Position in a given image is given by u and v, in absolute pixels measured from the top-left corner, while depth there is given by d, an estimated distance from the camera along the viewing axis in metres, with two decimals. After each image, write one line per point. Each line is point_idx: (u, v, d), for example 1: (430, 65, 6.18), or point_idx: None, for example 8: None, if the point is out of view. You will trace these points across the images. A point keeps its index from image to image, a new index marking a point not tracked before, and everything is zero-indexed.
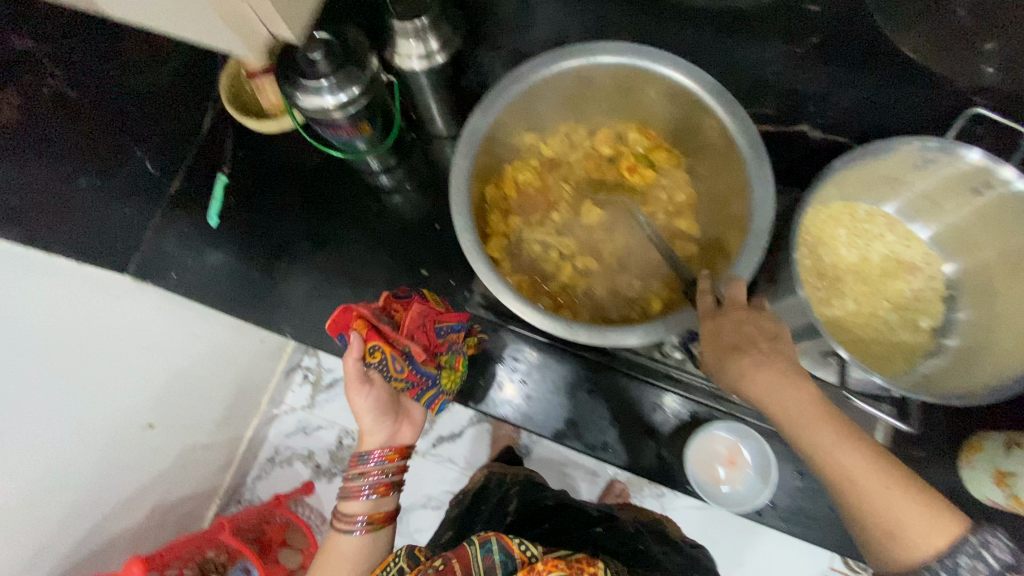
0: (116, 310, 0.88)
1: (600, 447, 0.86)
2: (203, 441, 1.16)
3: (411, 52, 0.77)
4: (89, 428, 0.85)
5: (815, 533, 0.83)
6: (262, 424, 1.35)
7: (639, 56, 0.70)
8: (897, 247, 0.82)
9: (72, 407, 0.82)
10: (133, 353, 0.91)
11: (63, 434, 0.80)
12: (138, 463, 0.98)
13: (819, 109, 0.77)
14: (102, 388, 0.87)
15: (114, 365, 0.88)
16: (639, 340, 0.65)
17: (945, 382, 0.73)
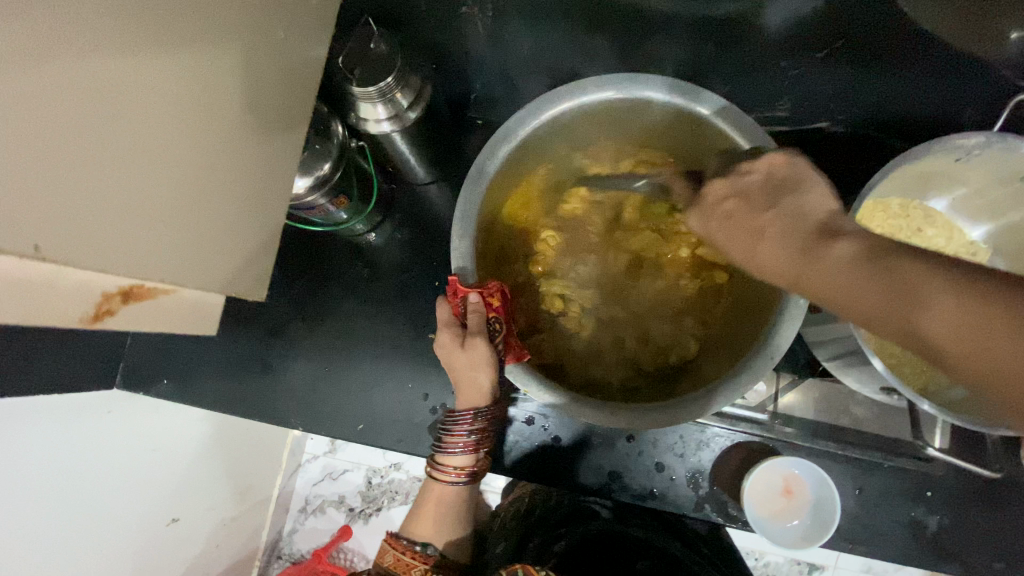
0: (107, 423, 0.77)
1: (648, 495, 0.81)
2: (236, 520, 0.98)
3: (379, 116, 0.68)
4: (104, 544, 0.71)
5: (882, 550, 0.79)
6: (287, 478, 1.09)
7: (639, 86, 0.61)
8: (939, 241, 0.75)
9: (82, 526, 0.69)
10: (143, 459, 0.79)
11: (75, 559, 0.67)
12: (167, 565, 0.83)
13: (838, 107, 0.71)
14: (114, 496, 0.74)
15: (116, 471, 0.74)
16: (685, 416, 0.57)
17: None
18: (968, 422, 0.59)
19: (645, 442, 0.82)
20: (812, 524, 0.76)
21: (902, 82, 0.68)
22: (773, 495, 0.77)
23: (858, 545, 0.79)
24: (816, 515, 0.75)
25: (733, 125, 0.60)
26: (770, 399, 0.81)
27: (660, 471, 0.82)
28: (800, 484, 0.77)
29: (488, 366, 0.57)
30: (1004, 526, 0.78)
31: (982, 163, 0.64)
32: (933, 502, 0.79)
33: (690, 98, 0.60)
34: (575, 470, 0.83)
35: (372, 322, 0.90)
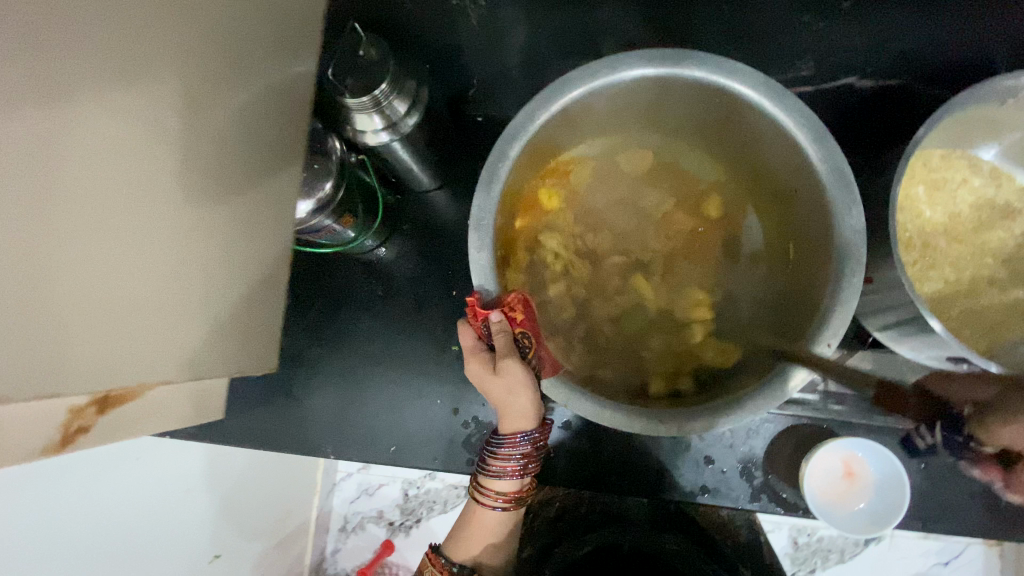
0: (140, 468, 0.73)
1: (700, 490, 0.77)
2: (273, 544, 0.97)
3: (377, 127, 0.64)
4: None
5: (954, 524, 0.74)
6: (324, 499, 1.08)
7: (657, 63, 0.56)
8: (986, 190, 0.70)
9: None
10: (174, 504, 0.77)
11: None
12: None
13: (868, 59, 0.65)
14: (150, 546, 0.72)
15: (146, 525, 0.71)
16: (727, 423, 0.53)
17: None
18: None
19: (692, 435, 0.78)
20: (879, 506, 0.71)
21: (932, 27, 0.64)
22: (834, 479, 0.72)
23: (928, 521, 0.74)
24: (884, 496, 0.71)
25: (759, 91, 0.55)
26: (820, 378, 0.76)
27: (710, 465, 0.77)
28: (863, 465, 0.72)
29: (521, 385, 0.53)
30: None
31: None
32: None
33: (710, 69, 0.55)
34: (621, 473, 0.79)
35: (393, 339, 0.87)
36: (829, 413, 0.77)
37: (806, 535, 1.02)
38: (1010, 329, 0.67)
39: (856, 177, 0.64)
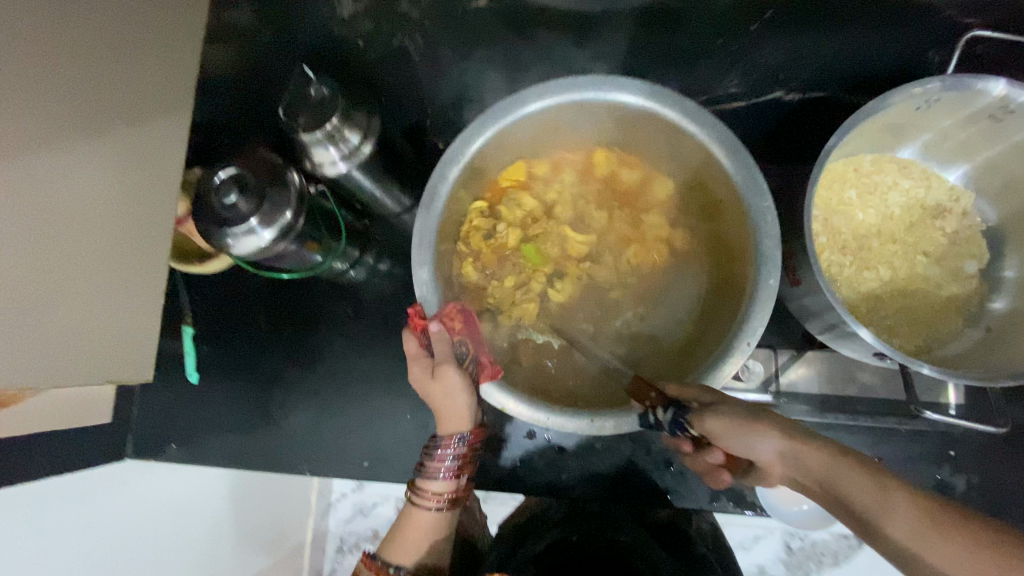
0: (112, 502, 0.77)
1: (662, 492, 0.80)
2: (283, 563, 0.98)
3: (332, 158, 0.68)
4: None
5: None
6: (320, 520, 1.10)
7: (578, 89, 0.61)
8: (917, 191, 0.72)
9: None
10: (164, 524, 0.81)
11: None
12: None
13: (790, 73, 0.68)
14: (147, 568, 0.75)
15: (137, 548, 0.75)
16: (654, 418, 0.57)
17: (1007, 342, 0.65)
18: (973, 382, 0.56)
19: (652, 440, 0.81)
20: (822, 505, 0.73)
21: (849, 40, 0.67)
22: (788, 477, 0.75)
23: None
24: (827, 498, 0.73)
25: (674, 109, 0.60)
26: (771, 379, 0.78)
27: (670, 467, 0.80)
28: None
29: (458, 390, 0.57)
30: None
31: (942, 108, 0.62)
32: (958, 461, 0.76)
33: (628, 91, 0.61)
34: (585, 478, 0.82)
35: (365, 357, 0.90)
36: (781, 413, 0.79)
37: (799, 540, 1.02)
38: (941, 324, 0.69)
39: (784, 184, 0.67)
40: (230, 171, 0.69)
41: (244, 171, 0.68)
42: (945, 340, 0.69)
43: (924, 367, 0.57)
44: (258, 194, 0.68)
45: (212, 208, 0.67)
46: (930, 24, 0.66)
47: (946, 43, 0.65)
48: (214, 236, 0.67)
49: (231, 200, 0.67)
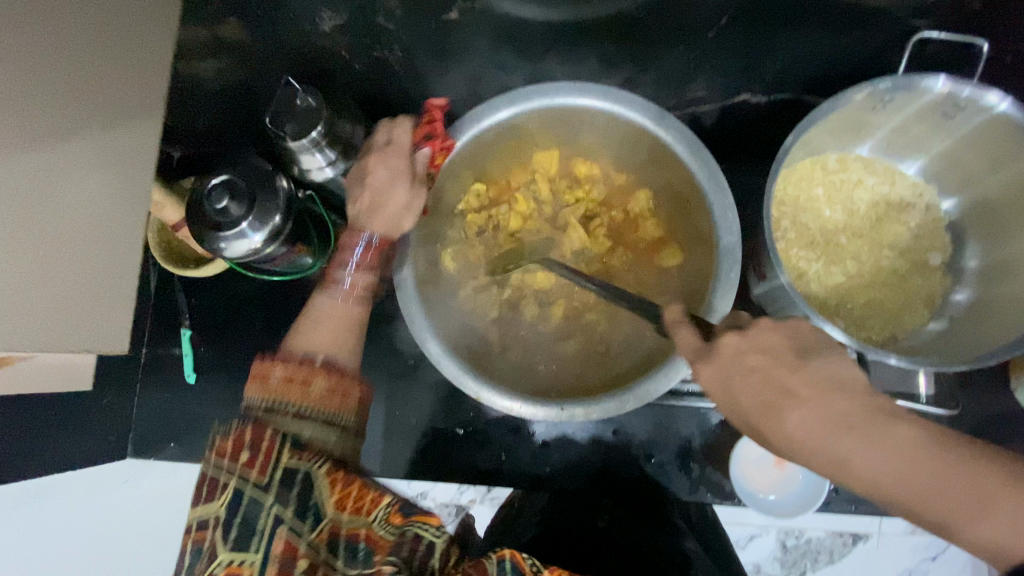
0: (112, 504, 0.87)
1: (643, 484, 0.82)
2: None
3: (318, 164, 0.72)
4: None
5: (886, 506, 0.78)
6: None
7: (546, 96, 0.65)
8: (881, 188, 0.75)
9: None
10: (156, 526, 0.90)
11: None
12: None
13: (754, 76, 0.71)
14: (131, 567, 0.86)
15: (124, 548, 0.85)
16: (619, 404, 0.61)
17: (968, 331, 0.68)
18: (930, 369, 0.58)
19: (632, 434, 0.83)
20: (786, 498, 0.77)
21: (810, 44, 0.70)
22: (764, 465, 0.78)
23: (859, 503, 0.78)
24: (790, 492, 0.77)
25: (639, 112, 0.64)
26: None
27: (651, 460, 0.82)
28: (791, 453, 0.77)
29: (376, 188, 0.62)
30: None
31: (895, 107, 0.65)
32: None
33: (595, 96, 0.64)
34: (567, 471, 0.84)
35: None
36: None
37: (794, 538, 1.02)
38: (908, 316, 0.72)
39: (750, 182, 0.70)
40: (221, 178, 0.72)
41: (234, 177, 0.72)
42: (911, 331, 0.71)
43: (890, 358, 0.59)
44: (249, 199, 0.71)
45: (205, 213, 0.71)
46: (887, 27, 0.68)
47: (902, 45, 0.68)
48: (207, 240, 0.71)
49: (223, 205, 0.70)
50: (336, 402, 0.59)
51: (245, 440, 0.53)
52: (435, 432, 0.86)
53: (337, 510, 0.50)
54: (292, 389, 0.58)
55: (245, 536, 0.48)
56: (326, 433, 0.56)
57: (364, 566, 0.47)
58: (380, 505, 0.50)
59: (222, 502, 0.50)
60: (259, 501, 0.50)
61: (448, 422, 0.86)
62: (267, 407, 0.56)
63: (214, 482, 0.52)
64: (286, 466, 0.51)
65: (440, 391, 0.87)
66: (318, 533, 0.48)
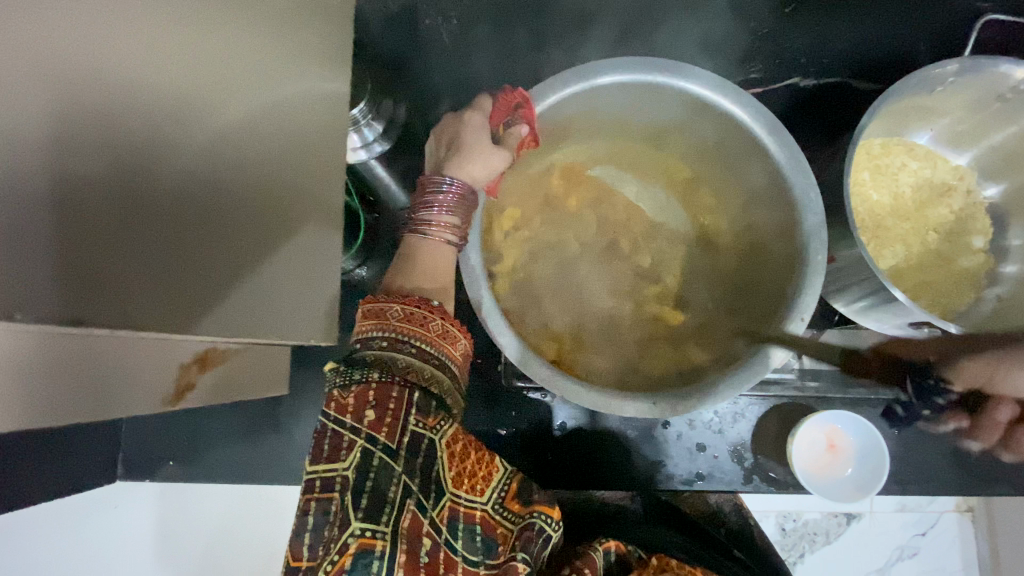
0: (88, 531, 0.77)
1: (695, 477, 0.80)
2: None
3: (354, 145, 0.65)
4: None
5: (931, 485, 0.79)
6: None
7: (619, 72, 0.60)
8: (925, 172, 0.76)
9: None
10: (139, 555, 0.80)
11: None
12: None
13: (810, 59, 0.70)
14: None
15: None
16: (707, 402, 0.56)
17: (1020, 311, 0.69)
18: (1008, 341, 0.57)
19: (683, 426, 0.81)
20: (860, 476, 0.75)
21: (862, 28, 0.70)
22: (818, 450, 0.76)
23: (906, 483, 0.79)
24: (858, 470, 0.75)
25: (715, 92, 0.60)
26: (795, 357, 0.80)
27: (703, 451, 0.80)
28: (844, 435, 0.76)
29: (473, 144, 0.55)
30: None
31: (960, 88, 0.65)
32: None
33: (674, 73, 0.60)
34: (616, 468, 0.81)
35: None
36: (810, 394, 0.81)
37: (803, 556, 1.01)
38: (955, 296, 0.73)
39: (812, 164, 0.69)
40: None
41: None
42: (965, 310, 0.73)
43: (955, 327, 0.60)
44: None
45: None
46: (935, 14, 0.70)
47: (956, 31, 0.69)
48: None
49: None
50: (449, 349, 0.49)
51: (369, 394, 0.42)
52: (477, 434, 0.81)
53: (456, 486, 0.42)
54: (412, 329, 0.46)
55: (377, 506, 0.38)
56: (443, 383, 0.47)
57: (490, 558, 0.40)
58: (494, 483, 0.43)
59: (349, 465, 0.40)
60: (390, 467, 0.40)
61: (490, 422, 0.81)
62: (385, 348, 0.45)
63: (332, 436, 0.42)
64: (415, 433, 0.42)
65: (480, 389, 0.82)
66: (438, 510, 0.41)
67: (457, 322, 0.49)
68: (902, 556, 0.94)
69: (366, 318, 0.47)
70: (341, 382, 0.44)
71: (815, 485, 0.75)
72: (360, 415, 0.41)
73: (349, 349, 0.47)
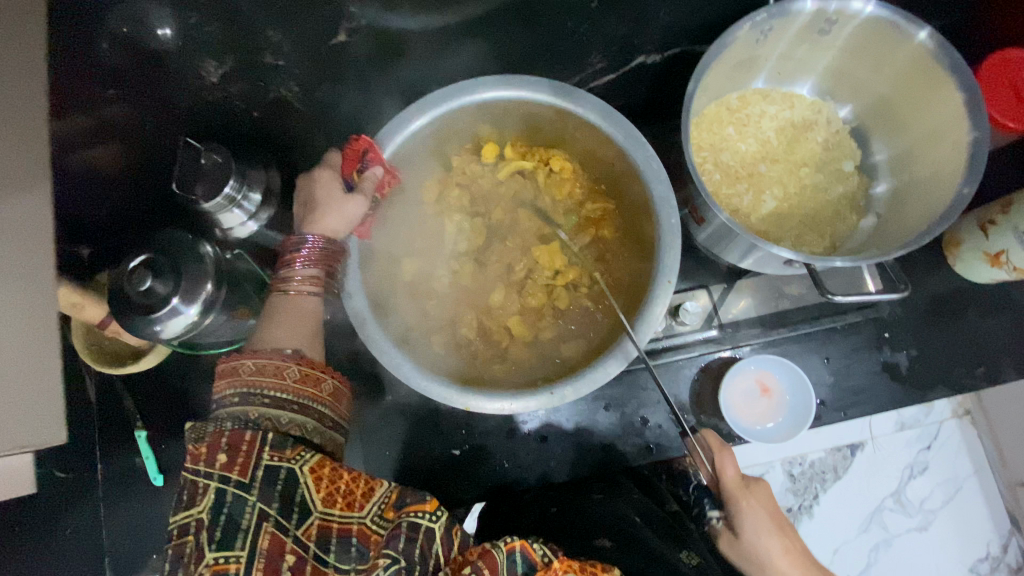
0: None
1: (644, 450, 0.83)
2: None
3: (237, 221, 0.70)
4: None
5: (872, 403, 0.81)
6: None
7: (451, 100, 0.68)
8: (784, 113, 0.79)
9: None
10: None
11: None
12: None
13: (642, 39, 0.74)
14: None
15: None
16: (613, 368, 0.64)
17: (895, 221, 0.72)
18: (871, 262, 0.59)
19: (623, 404, 0.84)
20: (783, 425, 0.79)
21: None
22: (752, 398, 0.80)
23: (846, 410, 0.81)
24: (779, 427, 0.79)
25: (547, 94, 0.68)
26: (712, 314, 0.82)
27: (647, 424, 0.84)
28: (773, 379, 0.80)
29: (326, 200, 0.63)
30: (965, 333, 0.82)
31: (776, 33, 0.69)
32: (896, 341, 0.82)
33: (505, 86, 0.68)
34: (569, 461, 0.83)
35: None
36: (736, 346, 0.83)
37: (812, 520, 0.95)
38: (838, 224, 0.76)
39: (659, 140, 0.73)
40: (140, 258, 0.67)
41: (155, 254, 0.68)
42: (848, 233, 0.76)
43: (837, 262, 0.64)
44: (173, 276, 0.67)
45: (128, 297, 0.66)
46: None
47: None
48: (140, 327, 0.66)
49: (146, 285, 0.66)
50: (309, 390, 0.58)
51: (219, 441, 0.52)
52: (433, 460, 0.84)
53: (326, 505, 0.50)
54: (264, 380, 0.56)
55: (230, 534, 0.48)
56: (303, 422, 0.56)
57: (360, 562, 0.49)
58: (374, 498, 0.51)
59: (203, 507, 0.49)
60: (243, 499, 0.49)
61: (443, 444, 0.84)
62: (237, 402, 0.54)
63: (192, 485, 0.51)
64: (268, 466, 0.51)
65: (426, 415, 0.84)
66: (306, 528, 0.49)
67: (315, 364, 0.58)
68: (913, 475, 0.96)
69: (223, 379, 0.57)
70: (197, 437, 0.53)
71: (743, 426, 0.79)
72: (211, 460, 0.51)
73: (211, 408, 0.56)
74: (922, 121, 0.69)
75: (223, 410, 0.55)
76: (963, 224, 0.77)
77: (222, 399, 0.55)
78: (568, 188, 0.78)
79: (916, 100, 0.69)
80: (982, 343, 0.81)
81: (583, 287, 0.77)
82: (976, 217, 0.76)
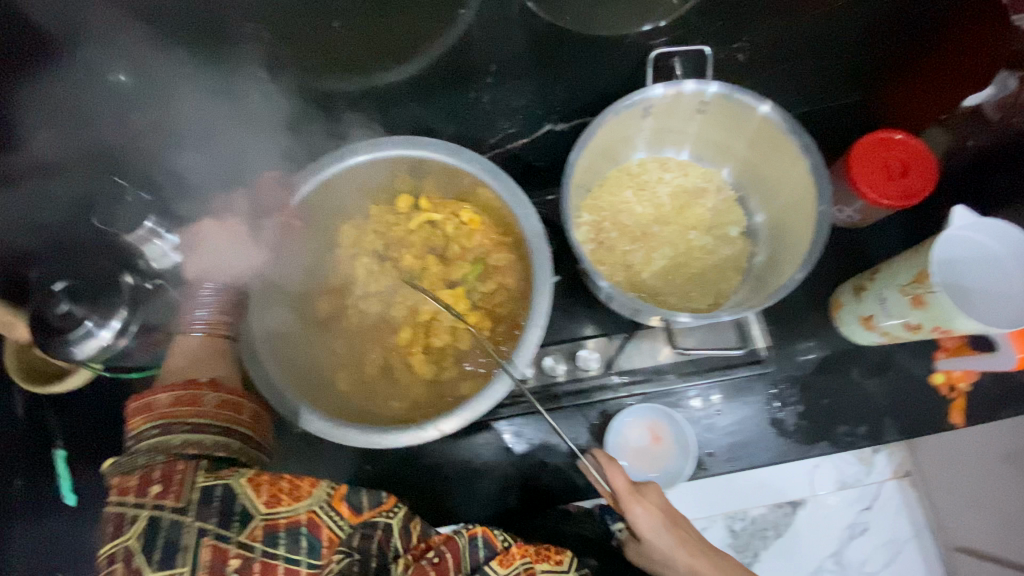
0: None
1: (541, 492, 0.86)
2: None
3: (161, 250, 0.76)
4: None
5: (761, 457, 0.84)
6: None
7: (357, 155, 0.76)
8: (678, 180, 0.86)
9: None
10: None
11: None
12: None
13: (543, 110, 0.83)
14: None
15: None
16: (485, 404, 0.68)
17: (766, 283, 0.78)
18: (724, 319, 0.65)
19: (524, 446, 0.87)
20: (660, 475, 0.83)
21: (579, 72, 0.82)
22: (643, 445, 0.84)
23: (734, 461, 0.85)
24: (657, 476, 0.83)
25: (444, 153, 0.76)
26: (609, 363, 0.87)
27: (545, 467, 0.87)
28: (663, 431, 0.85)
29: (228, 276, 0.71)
30: (850, 393, 0.86)
31: (655, 110, 0.76)
32: (783, 397, 0.86)
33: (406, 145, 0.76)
34: (467, 499, 0.86)
35: None
36: (632, 394, 0.88)
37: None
38: (722, 283, 0.82)
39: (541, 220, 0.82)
40: (60, 284, 0.72)
41: (74, 281, 0.73)
42: (730, 292, 0.82)
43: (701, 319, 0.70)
44: (88, 301, 0.72)
45: (43, 319, 0.71)
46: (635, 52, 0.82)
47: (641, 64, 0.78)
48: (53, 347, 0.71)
49: (61, 309, 0.71)
50: (228, 414, 0.62)
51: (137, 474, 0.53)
52: None
53: (269, 507, 0.51)
54: (178, 408, 0.59)
55: (169, 555, 0.48)
56: (225, 444, 0.60)
57: (311, 556, 0.51)
58: (317, 493, 0.53)
59: (132, 535, 0.50)
60: (179, 522, 0.50)
61: (349, 475, 0.87)
62: (158, 435, 0.57)
63: (116, 517, 0.51)
64: (200, 485, 0.51)
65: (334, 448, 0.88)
66: (250, 532, 0.50)
67: (233, 391, 0.64)
68: (855, 535, 0.89)
69: (140, 416, 0.60)
70: (123, 469, 0.54)
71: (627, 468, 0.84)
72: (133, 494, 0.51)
73: (128, 445, 0.59)
74: (787, 192, 0.76)
75: (134, 449, 0.57)
76: (842, 289, 0.83)
77: (143, 434, 0.58)
78: (475, 237, 0.84)
79: (780, 174, 0.76)
80: (868, 402, 0.85)
81: (486, 330, 0.82)
82: (852, 282, 0.81)
